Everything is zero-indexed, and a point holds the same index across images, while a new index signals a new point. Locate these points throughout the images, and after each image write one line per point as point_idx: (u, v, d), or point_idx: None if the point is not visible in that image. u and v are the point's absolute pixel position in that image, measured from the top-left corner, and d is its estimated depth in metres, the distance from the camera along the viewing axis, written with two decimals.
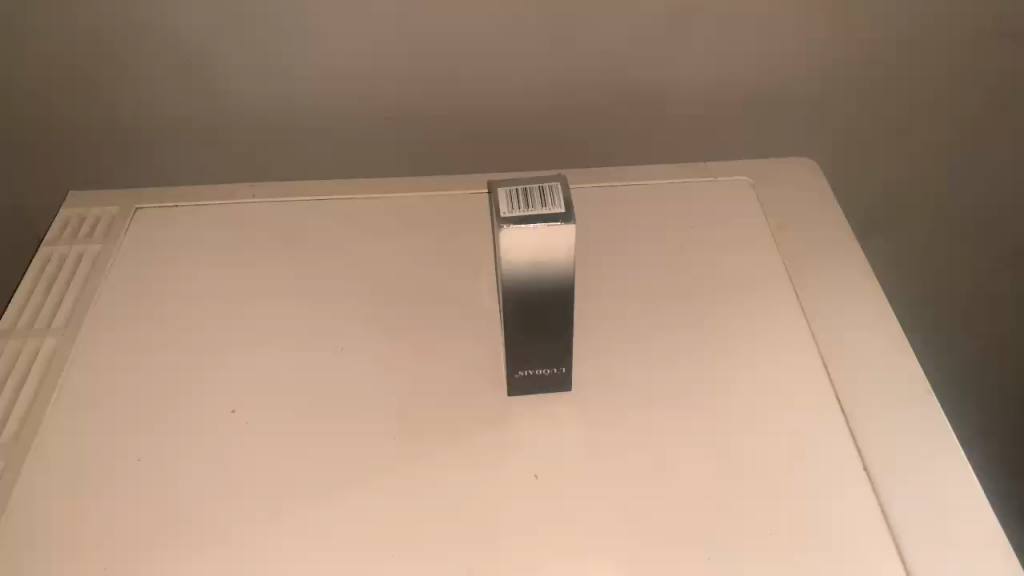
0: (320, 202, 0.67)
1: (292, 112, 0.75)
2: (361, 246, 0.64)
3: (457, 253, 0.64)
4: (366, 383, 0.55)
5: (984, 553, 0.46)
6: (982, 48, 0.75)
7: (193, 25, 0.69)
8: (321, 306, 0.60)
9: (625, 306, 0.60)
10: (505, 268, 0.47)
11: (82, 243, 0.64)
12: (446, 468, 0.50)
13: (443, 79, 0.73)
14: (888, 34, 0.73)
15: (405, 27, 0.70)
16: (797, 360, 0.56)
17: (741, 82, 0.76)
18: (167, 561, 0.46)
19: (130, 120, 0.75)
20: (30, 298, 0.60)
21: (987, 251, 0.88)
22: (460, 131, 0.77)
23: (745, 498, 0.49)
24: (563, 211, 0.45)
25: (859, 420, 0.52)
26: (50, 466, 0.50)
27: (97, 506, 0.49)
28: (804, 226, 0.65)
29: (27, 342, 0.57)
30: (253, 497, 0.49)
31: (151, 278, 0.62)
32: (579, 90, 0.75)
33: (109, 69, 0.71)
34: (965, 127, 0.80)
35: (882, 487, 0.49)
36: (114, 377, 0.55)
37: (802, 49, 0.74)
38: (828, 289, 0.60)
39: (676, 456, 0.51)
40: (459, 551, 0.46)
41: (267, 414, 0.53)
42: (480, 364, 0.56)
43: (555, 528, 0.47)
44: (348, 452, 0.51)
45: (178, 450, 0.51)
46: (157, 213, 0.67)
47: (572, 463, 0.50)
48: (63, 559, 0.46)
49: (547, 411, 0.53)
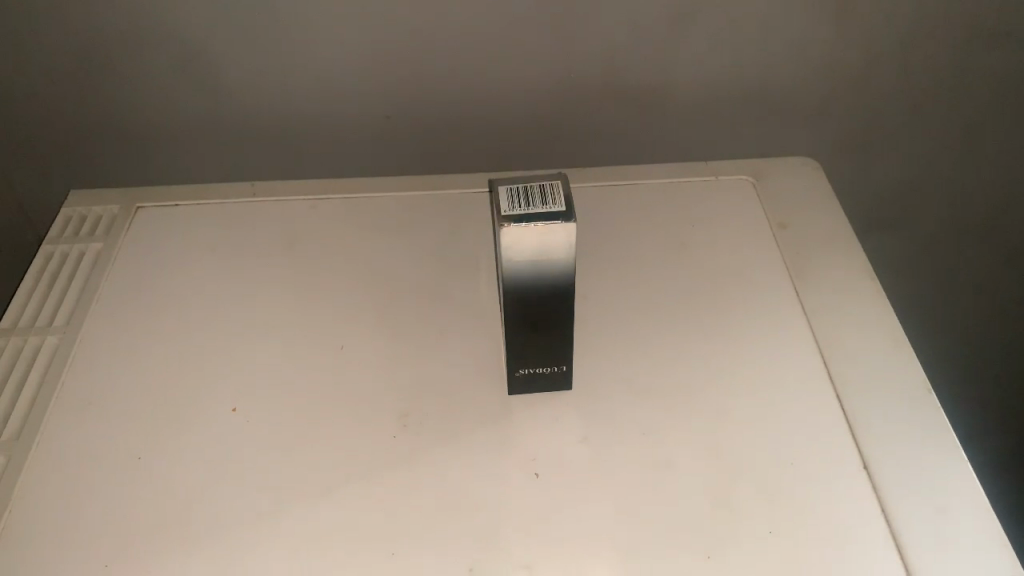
0: (320, 200, 0.67)
1: (292, 110, 0.75)
2: (361, 244, 0.64)
3: (457, 251, 0.64)
4: (366, 381, 0.55)
5: (984, 551, 0.46)
6: (986, 49, 0.74)
7: (191, 25, 0.68)
8: (321, 304, 0.60)
9: (626, 305, 0.60)
10: (505, 266, 0.47)
11: (83, 242, 0.64)
12: (446, 466, 0.50)
13: (444, 78, 0.73)
14: (890, 34, 0.73)
15: (405, 26, 0.69)
16: (797, 358, 0.56)
17: (743, 80, 0.75)
18: (168, 559, 0.46)
19: (131, 119, 0.75)
20: (31, 297, 0.60)
21: (987, 249, 0.88)
22: (460, 129, 0.77)
23: (745, 496, 0.49)
24: (563, 210, 0.45)
25: (859, 419, 0.52)
26: (52, 465, 0.51)
27: (98, 504, 0.49)
28: (804, 224, 0.65)
29: (28, 341, 0.57)
30: (254, 495, 0.49)
31: (152, 277, 0.62)
32: (579, 89, 0.75)
33: (108, 69, 0.71)
34: (966, 126, 0.80)
35: (882, 485, 0.49)
36: (115, 375, 0.56)
37: (804, 48, 0.73)
38: (829, 288, 0.60)
39: (676, 454, 0.51)
40: (459, 550, 0.46)
41: (267, 412, 0.53)
42: (479, 362, 0.56)
43: (556, 526, 0.47)
44: (348, 450, 0.51)
45: (178, 449, 0.51)
46: (158, 212, 0.67)
47: (572, 461, 0.50)
48: (64, 558, 0.46)
49: (546, 410, 0.53)
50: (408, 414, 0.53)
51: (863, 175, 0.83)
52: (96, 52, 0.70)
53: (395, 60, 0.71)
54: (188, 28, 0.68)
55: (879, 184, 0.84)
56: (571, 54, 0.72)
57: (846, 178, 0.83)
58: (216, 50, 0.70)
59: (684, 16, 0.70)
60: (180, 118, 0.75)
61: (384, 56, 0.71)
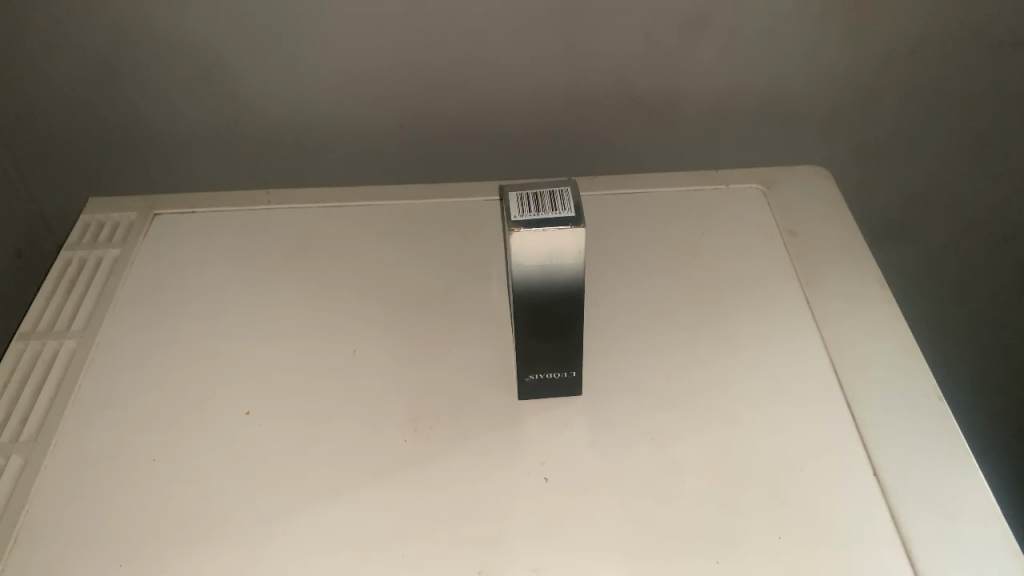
0: (334, 206, 0.68)
1: (306, 119, 0.76)
2: (374, 250, 0.65)
3: (468, 257, 0.64)
4: (378, 385, 0.56)
5: (994, 557, 0.46)
6: (996, 57, 0.74)
7: (207, 35, 0.69)
8: (334, 308, 0.61)
9: (636, 311, 0.60)
10: (516, 270, 0.48)
11: (102, 247, 0.65)
12: (455, 470, 0.51)
13: (456, 87, 0.74)
14: (901, 43, 0.73)
15: (418, 37, 0.70)
16: (808, 364, 0.56)
17: (753, 88, 0.76)
18: (181, 558, 0.47)
19: (149, 128, 0.76)
20: (51, 300, 0.61)
21: (1001, 257, 0.88)
22: (472, 138, 0.78)
23: (754, 501, 0.49)
24: (573, 214, 0.45)
25: (869, 425, 0.52)
26: (67, 465, 0.51)
27: (113, 504, 0.49)
28: (815, 232, 0.65)
29: (48, 344, 0.58)
30: (268, 497, 0.49)
31: (168, 281, 0.63)
32: (590, 98, 0.75)
33: (126, 80, 0.72)
34: (977, 134, 0.80)
35: (892, 490, 0.49)
36: (130, 377, 0.56)
37: (813, 57, 0.74)
38: (840, 295, 0.60)
39: (687, 458, 0.51)
40: (471, 553, 0.47)
41: (280, 415, 0.54)
42: (490, 367, 0.57)
43: (566, 530, 0.48)
44: (359, 453, 0.52)
45: (193, 449, 0.52)
46: (175, 218, 0.68)
47: (582, 464, 0.51)
48: (79, 557, 0.47)
49: (557, 415, 0.54)
50: (419, 418, 0.53)
51: (873, 185, 0.83)
52: (114, 63, 0.71)
53: (407, 68, 0.72)
54: (204, 37, 0.69)
55: (890, 193, 0.84)
56: (581, 61, 0.73)
57: (856, 187, 0.84)
58: (232, 59, 0.71)
59: (694, 24, 0.71)
60: (197, 126, 0.76)
61: (397, 65, 0.72)
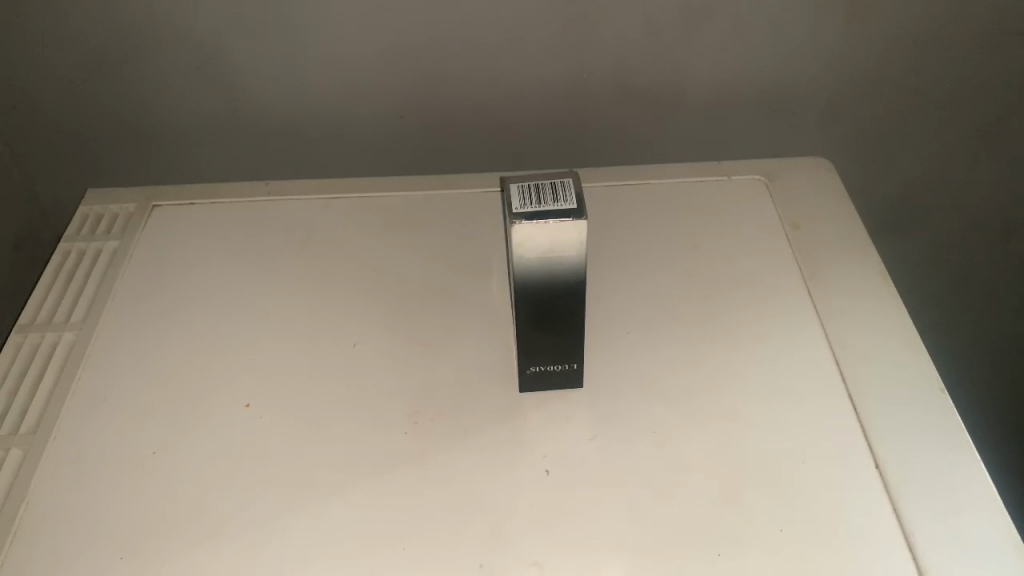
0: (334, 198, 0.68)
1: (304, 110, 0.75)
2: (374, 244, 0.65)
3: (469, 251, 0.64)
4: (379, 379, 0.55)
5: (996, 553, 0.46)
6: (1000, 49, 0.74)
7: (205, 26, 0.69)
8: (332, 301, 0.61)
9: (637, 304, 0.60)
10: (517, 262, 0.47)
11: (100, 239, 0.65)
12: (456, 463, 0.51)
13: (456, 79, 0.73)
14: (905, 34, 0.73)
15: (416, 28, 0.70)
16: (811, 359, 0.56)
17: (755, 80, 0.75)
18: (183, 553, 0.47)
19: (147, 119, 0.76)
20: (49, 293, 0.61)
21: (1003, 250, 0.87)
22: (472, 130, 0.77)
23: (756, 497, 0.49)
24: (574, 207, 0.45)
25: (872, 420, 0.52)
26: (66, 460, 0.51)
27: (114, 497, 0.49)
28: (816, 225, 0.64)
29: (46, 336, 0.58)
30: (268, 491, 0.49)
31: (167, 274, 0.63)
32: (591, 90, 0.75)
33: (123, 71, 0.72)
34: (980, 127, 0.79)
35: (894, 485, 0.49)
36: (130, 370, 0.56)
37: (816, 48, 0.73)
38: (842, 288, 0.60)
39: (688, 453, 0.51)
40: (474, 548, 0.46)
41: (279, 409, 0.54)
42: (490, 361, 0.56)
43: (567, 525, 0.47)
44: (360, 448, 0.51)
45: (194, 444, 0.52)
46: (174, 210, 0.68)
47: (583, 459, 0.51)
48: (79, 551, 0.47)
49: (558, 409, 0.53)
50: (419, 411, 0.53)
51: (875, 178, 0.83)
52: (111, 54, 0.71)
53: (407, 59, 0.72)
54: (202, 28, 0.69)
55: (893, 186, 0.84)
56: (583, 54, 0.72)
57: (859, 181, 0.83)
58: (230, 51, 0.70)
59: (697, 15, 0.70)
60: (196, 118, 0.76)
61: (396, 57, 0.71)
